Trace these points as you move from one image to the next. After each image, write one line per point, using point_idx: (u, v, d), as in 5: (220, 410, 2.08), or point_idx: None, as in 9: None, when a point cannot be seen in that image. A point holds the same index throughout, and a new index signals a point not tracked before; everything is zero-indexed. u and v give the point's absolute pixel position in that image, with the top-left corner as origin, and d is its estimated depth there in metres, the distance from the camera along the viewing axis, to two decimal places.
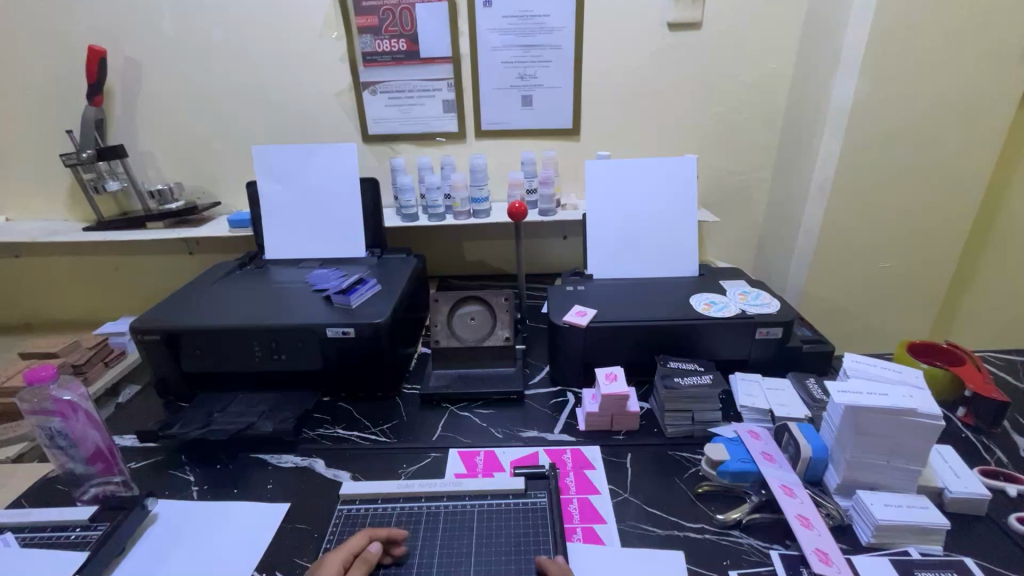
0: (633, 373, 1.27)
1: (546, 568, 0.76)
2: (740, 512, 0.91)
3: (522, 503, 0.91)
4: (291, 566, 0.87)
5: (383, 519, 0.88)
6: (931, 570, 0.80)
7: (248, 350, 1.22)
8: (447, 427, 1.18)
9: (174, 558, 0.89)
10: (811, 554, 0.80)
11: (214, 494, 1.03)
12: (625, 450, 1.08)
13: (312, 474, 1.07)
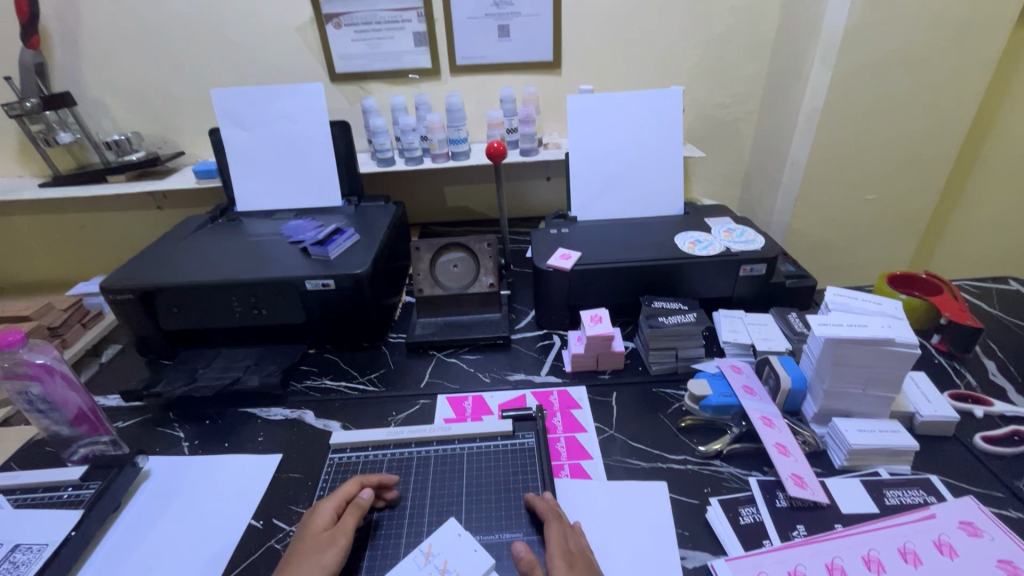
0: (618, 314, 1.27)
1: (534, 505, 0.79)
2: (721, 443, 0.94)
3: (510, 444, 0.92)
4: (287, 513, 0.89)
5: (375, 466, 0.90)
6: (899, 488, 0.84)
7: (228, 306, 1.19)
8: (434, 374, 1.19)
9: (171, 512, 0.91)
10: (787, 479, 0.84)
11: (205, 448, 1.04)
12: (610, 389, 1.10)
13: (302, 425, 1.07)
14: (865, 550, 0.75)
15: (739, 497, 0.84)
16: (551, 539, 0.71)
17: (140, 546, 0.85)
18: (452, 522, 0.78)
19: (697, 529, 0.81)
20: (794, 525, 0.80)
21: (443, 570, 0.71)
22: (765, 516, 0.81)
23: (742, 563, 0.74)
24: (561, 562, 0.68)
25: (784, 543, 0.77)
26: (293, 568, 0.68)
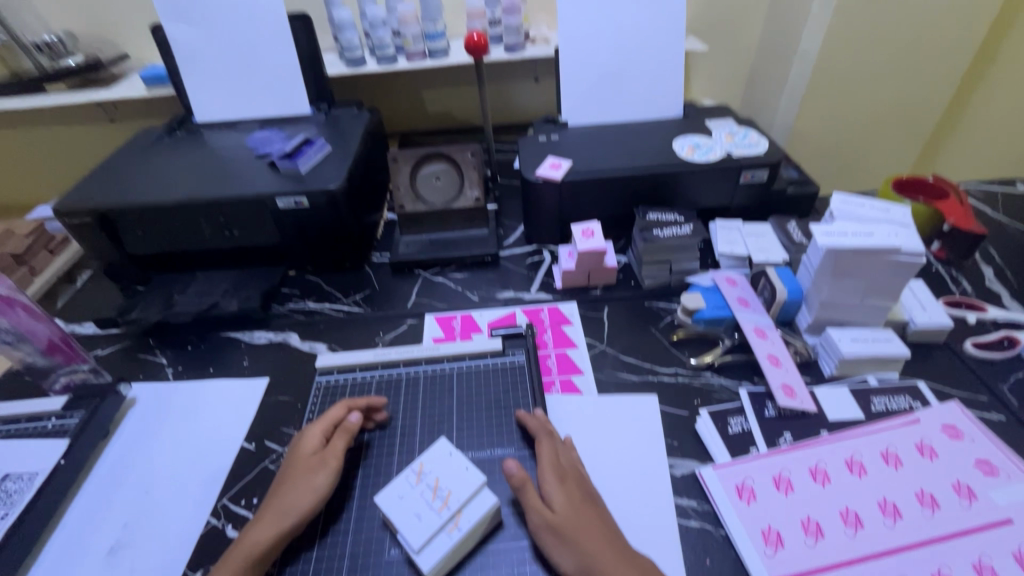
0: (611, 227, 1.21)
1: (525, 423, 0.78)
2: (713, 356, 0.93)
3: (500, 363, 0.91)
4: (279, 435, 0.89)
5: (363, 389, 0.89)
6: (886, 395, 0.85)
7: (196, 228, 1.11)
8: (421, 294, 1.15)
9: (162, 437, 0.91)
10: (777, 390, 0.84)
11: (190, 373, 1.02)
12: (602, 304, 1.07)
13: (288, 348, 1.05)
14: (849, 455, 0.77)
15: (728, 407, 0.85)
16: (543, 455, 0.72)
17: (136, 471, 0.86)
18: (443, 441, 0.73)
19: (685, 438, 0.82)
20: (781, 433, 0.81)
21: (435, 488, 0.67)
22: (753, 425, 0.82)
23: (729, 470, 0.76)
24: (553, 477, 0.69)
25: (770, 449, 0.79)
26: (286, 492, 0.69)
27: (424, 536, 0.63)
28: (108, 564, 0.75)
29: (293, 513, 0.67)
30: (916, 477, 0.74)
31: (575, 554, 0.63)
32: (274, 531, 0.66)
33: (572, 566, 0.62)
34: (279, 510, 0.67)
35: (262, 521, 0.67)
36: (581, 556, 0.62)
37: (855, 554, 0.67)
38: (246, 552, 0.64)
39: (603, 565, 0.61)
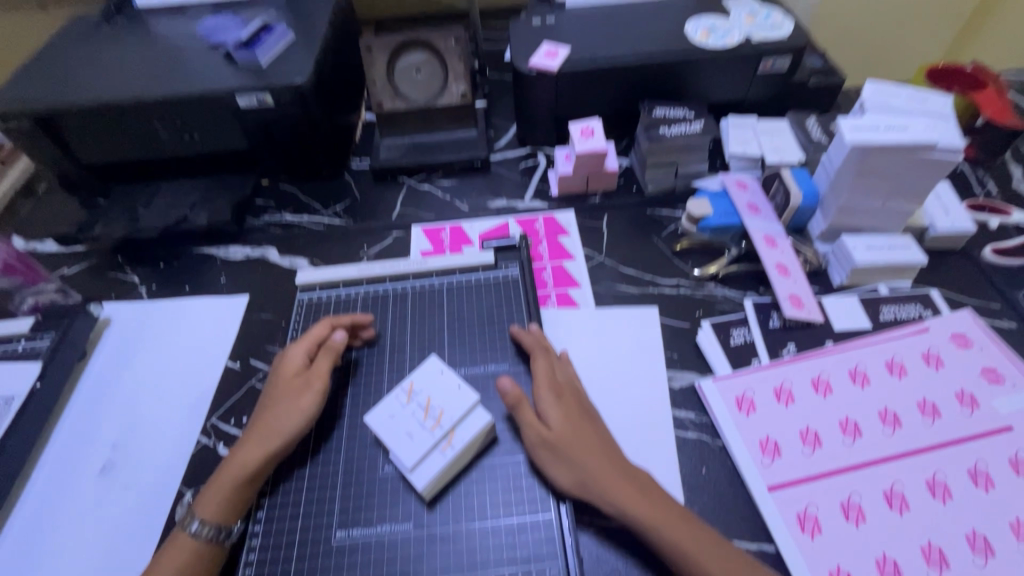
0: (612, 127, 1.10)
1: (520, 339, 0.74)
2: (718, 266, 0.88)
3: (492, 277, 0.85)
4: (264, 354, 0.85)
5: (348, 306, 0.84)
6: (896, 304, 0.81)
7: (151, 131, 0.99)
8: (407, 204, 1.06)
9: (143, 358, 0.87)
10: (785, 300, 0.80)
11: (165, 291, 0.97)
12: (601, 212, 1.00)
13: (268, 264, 0.99)
14: (853, 365, 0.75)
15: (731, 319, 0.81)
16: (538, 372, 0.69)
17: (119, 392, 0.83)
18: (434, 359, 0.70)
19: (686, 351, 0.79)
20: (784, 344, 0.78)
21: (427, 407, 0.65)
22: (757, 337, 0.79)
23: (730, 383, 0.74)
24: (549, 395, 0.66)
25: (772, 360, 0.76)
26: (272, 413, 0.67)
27: (417, 455, 0.62)
28: (103, 482, 0.74)
29: (282, 434, 0.65)
30: (919, 387, 0.72)
31: (571, 469, 0.62)
32: (263, 452, 0.64)
33: (569, 481, 0.62)
34: (266, 431, 0.65)
35: (249, 442, 0.65)
36: (577, 471, 0.61)
37: (852, 462, 0.66)
38: (235, 473, 0.63)
39: (600, 479, 0.61)
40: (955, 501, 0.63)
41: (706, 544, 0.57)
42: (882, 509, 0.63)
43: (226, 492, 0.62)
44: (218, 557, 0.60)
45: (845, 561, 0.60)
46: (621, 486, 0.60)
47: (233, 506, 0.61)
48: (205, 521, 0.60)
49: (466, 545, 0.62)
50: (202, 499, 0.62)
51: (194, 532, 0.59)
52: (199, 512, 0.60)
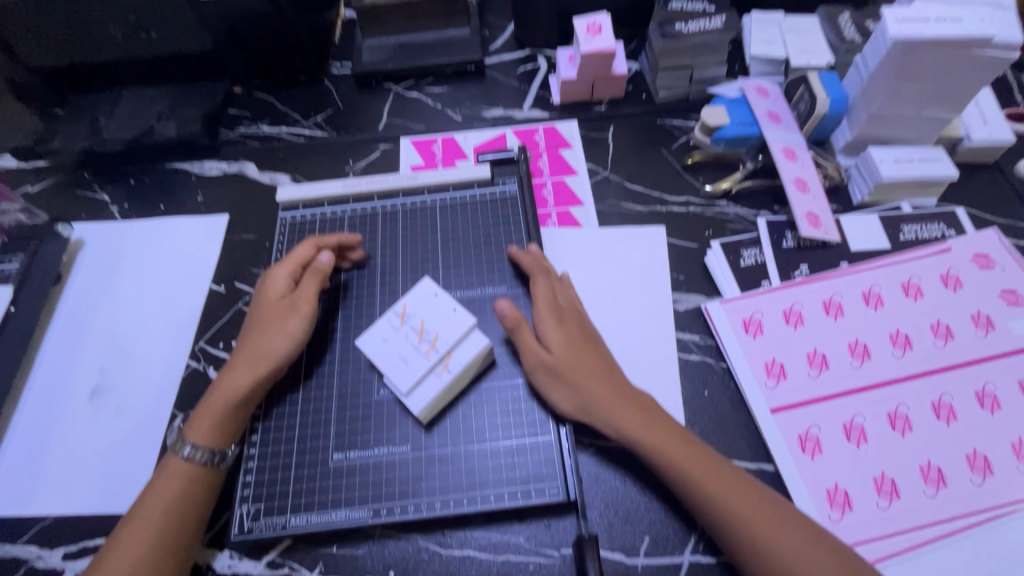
0: (622, 24, 0.98)
1: (518, 260, 0.70)
2: (731, 182, 0.82)
3: (489, 194, 0.79)
4: (249, 276, 0.81)
5: (335, 225, 0.78)
6: (918, 223, 0.76)
7: (102, 28, 0.85)
8: (394, 113, 0.97)
9: (121, 281, 0.83)
10: (802, 219, 0.74)
11: (139, 211, 0.90)
12: (607, 123, 0.91)
13: (246, 181, 0.91)
14: (867, 287, 0.71)
15: (742, 239, 0.77)
16: (538, 294, 0.65)
17: (101, 317, 0.80)
18: (428, 281, 0.66)
19: (693, 273, 0.75)
20: (796, 265, 0.74)
21: (421, 331, 0.62)
22: (768, 258, 0.75)
23: (738, 305, 0.71)
24: (550, 318, 0.63)
25: (784, 282, 0.72)
26: (259, 338, 0.64)
27: (412, 379, 0.60)
28: (93, 406, 0.73)
29: (270, 358, 0.63)
30: (934, 309, 0.69)
31: (572, 392, 0.60)
32: (251, 377, 0.62)
33: (569, 404, 0.60)
34: (253, 355, 0.63)
35: (236, 366, 0.62)
36: (578, 394, 0.60)
37: (858, 384, 0.65)
38: (225, 398, 0.61)
39: (601, 402, 0.59)
40: (959, 422, 0.62)
41: (707, 464, 0.56)
42: (884, 430, 0.62)
43: (216, 417, 0.60)
44: (213, 480, 0.59)
45: (843, 479, 0.60)
46: (623, 409, 0.59)
47: (224, 430, 0.60)
48: (197, 445, 0.59)
49: (465, 466, 0.61)
50: (192, 424, 0.60)
51: (187, 456, 0.58)
52: (190, 436, 0.59)
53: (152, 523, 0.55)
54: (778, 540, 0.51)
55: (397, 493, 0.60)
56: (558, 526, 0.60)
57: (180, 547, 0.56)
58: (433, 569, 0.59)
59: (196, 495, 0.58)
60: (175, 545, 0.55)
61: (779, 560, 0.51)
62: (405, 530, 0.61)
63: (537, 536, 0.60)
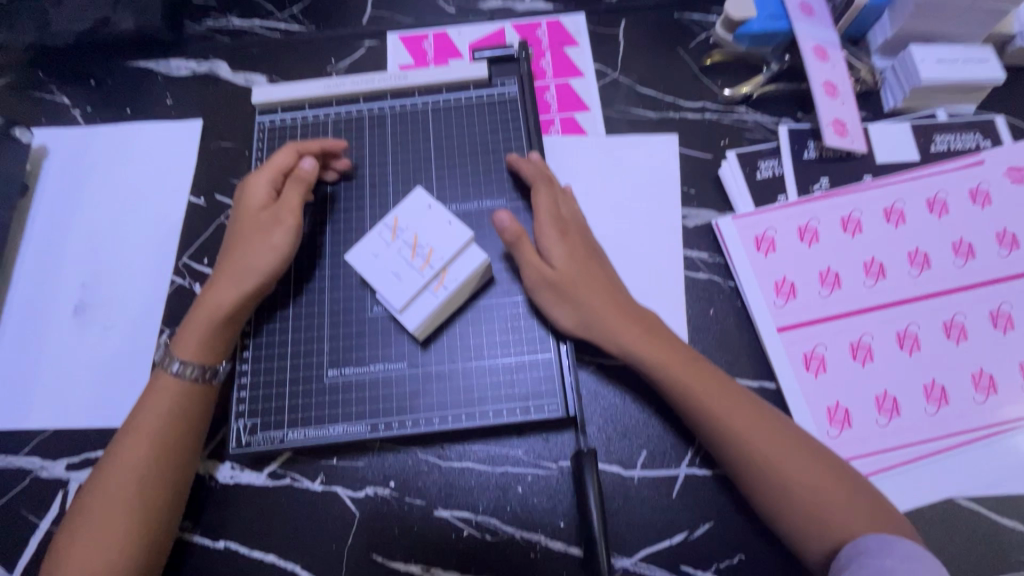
0: None
1: (518, 169, 0.65)
2: (752, 86, 0.74)
3: (487, 97, 0.71)
4: (229, 188, 0.75)
5: (317, 131, 0.72)
6: (952, 133, 0.70)
7: None
8: (379, 3, 0.85)
9: (92, 191, 0.77)
10: (828, 127, 0.67)
11: (104, 116, 0.81)
12: (619, 16, 0.81)
13: (217, 82, 0.81)
14: (890, 202, 0.67)
15: (761, 149, 0.71)
16: (540, 207, 0.61)
17: (76, 232, 0.75)
18: (421, 191, 0.61)
19: (705, 186, 0.70)
20: (816, 179, 0.69)
21: (414, 246, 0.58)
22: (787, 170, 0.69)
23: (750, 221, 0.67)
24: (552, 232, 0.60)
25: (802, 197, 0.68)
26: (242, 251, 0.60)
27: (407, 296, 0.57)
28: (79, 323, 0.70)
29: (256, 272, 0.59)
30: (957, 226, 0.66)
31: (574, 309, 0.58)
32: (238, 291, 0.59)
33: (570, 322, 0.58)
34: (238, 269, 0.59)
35: (221, 281, 0.59)
36: (580, 311, 0.58)
37: (869, 303, 0.63)
38: (212, 313, 0.58)
39: (604, 319, 0.57)
40: (968, 341, 0.61)
41: (710, 382, 0.55)
42: (891, 349, 0.61)
43: (206, 333, 0.58)
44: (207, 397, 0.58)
45: (845, 397, 0.60)
46: (627, 327, 0.57)
47: (215, 346, 0.58)
48: (189, 360, 0.57)
49: (463, 383, 0.60)
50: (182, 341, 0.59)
51: (177, 372, 0.57)
52: (180, 353, 0.58)
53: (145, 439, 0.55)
54: (776, 453, 0.51)
55: (395, 409, 0.60)
56: (556, 440, 0.60)
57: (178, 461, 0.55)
58: (433, 479, 0.60)
59: (189, 411, 0.57)
60: (172, 459, 0.55)
61: (777, 472, 0.50)
62: (404, 444, 0.61)
63: (536, 449, 0.60)
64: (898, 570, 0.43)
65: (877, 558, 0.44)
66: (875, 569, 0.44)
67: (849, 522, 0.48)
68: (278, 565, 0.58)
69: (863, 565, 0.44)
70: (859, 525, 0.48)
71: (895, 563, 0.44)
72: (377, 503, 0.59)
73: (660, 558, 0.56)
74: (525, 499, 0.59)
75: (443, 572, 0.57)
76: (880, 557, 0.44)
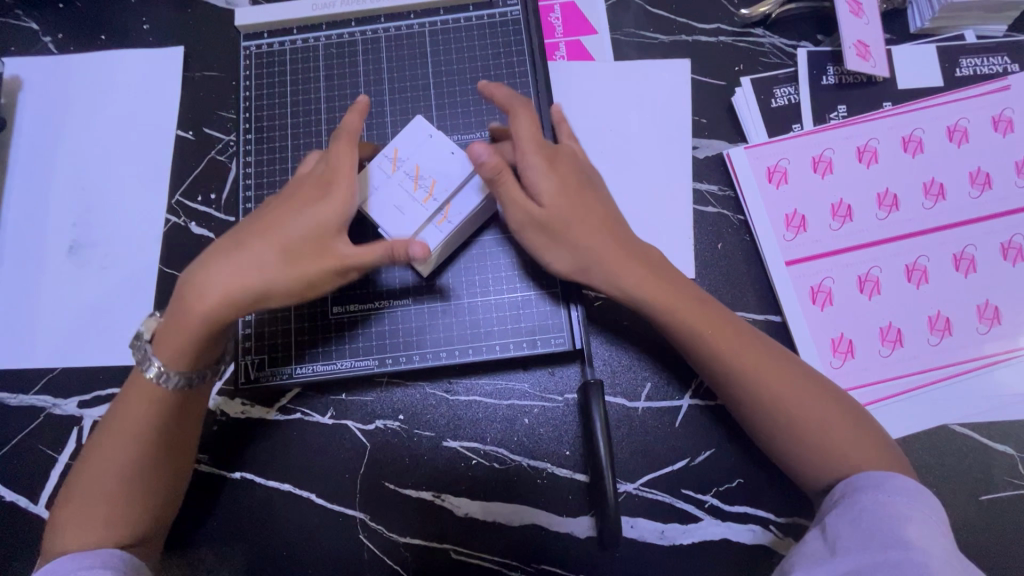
0: None
1: (489, 94, 0.57)
2: (771, 4, 0.67)
3: (488, 19, 0.67)
4: (218, 121, 0.72)
5: (307, 57, 0.67)
6: (979, 56, 0.66)
7: None
8: None
9: (73, 125, 0.73)
10: (850, 49, 0.63)
11: (78, 44, 0.74)
12: None
13: (195, 4, 0.74)
14: (909, 130, 0.64)
15: (777, 75, 0.67)
16: (521, 135, 0.54)
17: (61, 171, 0.71)
18: (420, 120, 0.58)
19: (717, 115, 0.67)
20: (834, 107, 0.66)
21: (415, 177, 0.56)
22: (804, 97, 0.66)
23: (763, 151, 0.64)
24: (539, 161, 0.54)
25: (818, 125, 0.65)
26: (259, 262, 0.50)
27: (411, 231, 0.54)
28: (76, 264, 0.69)
29: (264, 301, 0.50)
30: (976, 155, 0.63)
31: (571, 252, 0.55)
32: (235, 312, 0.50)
33: (567, 266, 0.55)
34: (244, 276, 0.49)
35: (242, 285, 0.49)
36: (578, 254, 0.55)
37: (881, 235, 0.62)
38: (203, 324, 0.50)
39: (602, 261, 0.55)
40: (977, 274, 0.61)
41: (718, 326, 0.53)
42: (899, 282, 0.61)
43: (198, 335, 0.50)
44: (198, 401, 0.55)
45: (849, 329, 0.60)
46: (626, 269, 0.55)
47: (195, 356, 0.51)
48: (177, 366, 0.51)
49: (469, 318, 0.60)
50: (177, 329, 0.50)
51: (161, 384, 0.52)
52: (174, 347, 0.51)
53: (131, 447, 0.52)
54: (781, 390, 0.51)
55: (401, 344, 0.60)
56: (562, 374, 0.61)
57: (175, 466, 0.54)
58: (441, 413, 0.61)
59: (178, 423, 0.53)
60: (169, 464, 0.53)
61: (783, 408, 0.51)
62: (411, 378, 0.61)
63: (542, 382, 0.61)
64: (888, 504, 0.44)
65: (869, 494, 0.45)
66: (866, 505, 0.44)
67: (853, 456, 0.49)
68: (294, 494, 0.60)
69: (856, 502, 0.45)
70: (860, 456, 0.49)
71: (887, 498, 0.44)
72: (387, 434, 0.60)
73: (663, 483, 0.58)
74: (532, 430, 0.60)
75: (454, 498, 0.59)
76: (872, 493, 0.45)
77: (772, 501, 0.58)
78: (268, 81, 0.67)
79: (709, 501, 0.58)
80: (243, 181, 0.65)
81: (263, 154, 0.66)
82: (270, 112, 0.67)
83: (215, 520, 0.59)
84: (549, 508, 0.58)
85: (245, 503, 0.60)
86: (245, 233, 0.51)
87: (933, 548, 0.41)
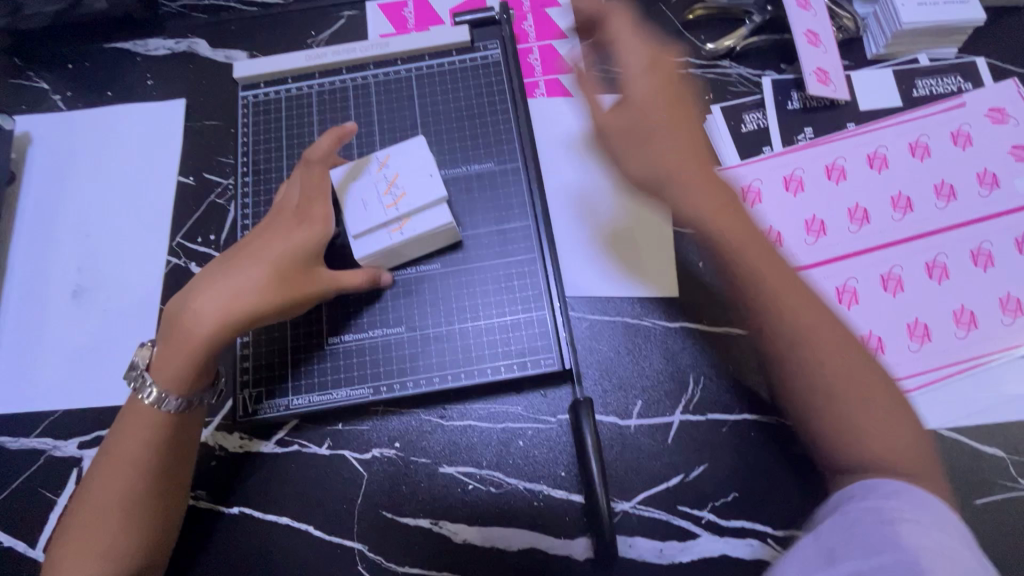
0: None
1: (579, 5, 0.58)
2: (735, 39, 0.73)
3: (470, 62, 0.71)
4: (217, 165, 0.75)
5: (301, 104, 0.71)
6: (934, 77, 0.70)
7: None
8: None
9: (79, 174, 0.76)
10: (811, 75, 0.68)
11: (86, 100, 0.79)
12: None
13: (196, 60, 0.79)
14: (873, 148, 0.68)
15: (745, 102, 0.71)
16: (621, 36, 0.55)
17: (66, 219, 0.74)
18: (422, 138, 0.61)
19: None
20: (800, 129, 0.69)
21: (392, 183, 0.59)
22: (771, 122, 0.70)
23: (735, 173, 0.68)
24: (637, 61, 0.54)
25: (787, 147, 0.69)
26: (246, 285, 0.54)
27: (365, 226, 0.58)
28: (79, 307, 0.71)
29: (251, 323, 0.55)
30: (939, 168, 0.67)
31: (644, 162, 0.53)
32: (224, 334, 0.54)
33: (639, 170, 0.53)
34: (233, 299, 0.53)
35: (234, 308, 0.53)
36: (648, 155, 0.53)
37: (854, 248, 0.64)
38: (195, 347, 0.53)
39: (672, 164, 0.52)
40: (950, 280, 0.63)
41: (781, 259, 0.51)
42: (875, 291, 0.63)
43: (197, 357, 0.53)
44: (193, 425, 0.56)
45: None
46: (700, 178, 0.52)
47: (188, 380, 0.54)
48: (176, 388, 0.54)
49: (461, 343, 0.62)
50: (174, 354, 0.54)
51: (161, 408, 0.54)
52: (170, 367, 0.54)
53: (127, 477, 0.53)
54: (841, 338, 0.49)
55: (395, 372, 0.62)
56: (554, 395, 0.62)
57: (158, 503, 0.54)
58: (436, 439, 0.62)
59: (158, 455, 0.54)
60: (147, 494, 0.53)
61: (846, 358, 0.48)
62: (406, 406, 0.63)
63: (535, 404, 0.62)
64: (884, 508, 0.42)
65: (866, 500, 0.44)
66: (864, 509, 0.43)
67: (898, 431, 0.46)
68: (292, 527, 0.60)
69: (849, 509, 0.44)
70: (891, 445, 0.46)
71: (884, 502, 0.43)
72: (384, 463, 0.61)
73: (658, 500, 0.59)
74: (526, 453, 0.61)
75: (451, 524, 0.59)
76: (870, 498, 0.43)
77: (770, 516, 0.58)
78: (264, 127, 0.71)
79: (706, 516, 0.58)
80: (240, 221, 0.68)
81: (260, 195, 0.69)
82: (266, 156, 0.70)
83: (212, 557, 0.59)
84: (549, 531, 0.58)
85: (244, 538, 0.60)
86: (233, 260, 0.56)
87: (932, 548, 0.39)
